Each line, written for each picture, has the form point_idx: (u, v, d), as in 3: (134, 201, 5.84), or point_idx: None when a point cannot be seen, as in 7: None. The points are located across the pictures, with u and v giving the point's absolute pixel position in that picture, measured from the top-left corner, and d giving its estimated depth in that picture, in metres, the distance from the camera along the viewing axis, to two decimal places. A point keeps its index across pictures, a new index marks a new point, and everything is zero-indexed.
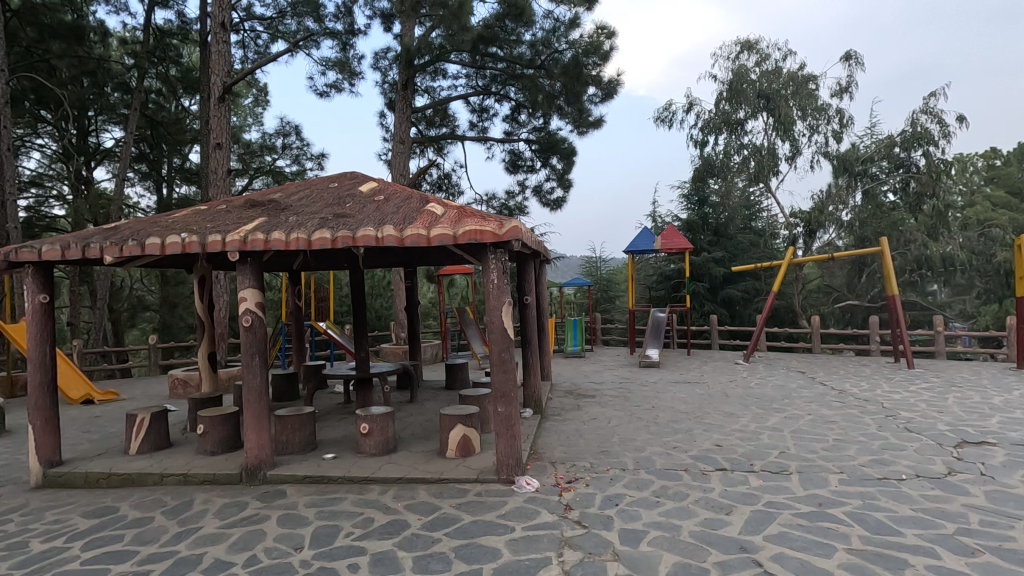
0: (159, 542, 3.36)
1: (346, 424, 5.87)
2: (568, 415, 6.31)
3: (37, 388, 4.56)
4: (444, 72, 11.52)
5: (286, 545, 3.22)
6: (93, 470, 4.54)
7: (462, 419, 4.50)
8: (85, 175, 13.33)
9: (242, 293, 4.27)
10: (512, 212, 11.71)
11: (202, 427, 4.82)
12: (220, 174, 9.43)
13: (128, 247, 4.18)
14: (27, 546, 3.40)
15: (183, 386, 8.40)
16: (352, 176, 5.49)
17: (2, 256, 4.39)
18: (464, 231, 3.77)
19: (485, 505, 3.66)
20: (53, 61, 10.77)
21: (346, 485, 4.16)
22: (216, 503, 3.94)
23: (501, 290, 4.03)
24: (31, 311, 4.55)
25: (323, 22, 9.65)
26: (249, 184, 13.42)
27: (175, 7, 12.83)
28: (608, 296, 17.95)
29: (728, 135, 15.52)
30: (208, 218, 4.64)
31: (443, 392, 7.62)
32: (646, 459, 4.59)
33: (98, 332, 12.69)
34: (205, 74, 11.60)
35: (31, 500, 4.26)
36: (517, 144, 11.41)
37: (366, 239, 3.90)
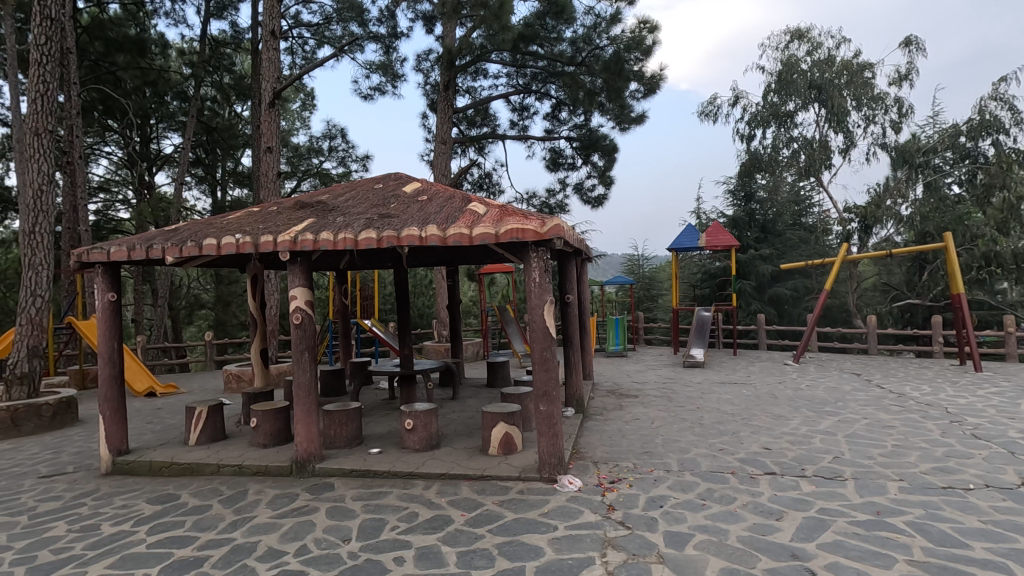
0: (217, 529, 3.52)
1: (390, 420, 5.98)
2: (611, 415, 6.25)
3: (107, 381, 4.87)
4: (485, 72, 11.63)
5: (334, 537, 3.32)
6: (156, 459, 4.80)
7: (504, 417, 4.52)
8: (147, 180, 14.12)
9: (292, 292, 4.41)
10: (552, 210, 11.66)
11: (256, 420, 5.03)
12: (270, 177, 9.76)
13: (187, 248, 4.39)
14: (98, 529, 3.63)
15: (238, 380, 8.78)
16: (397, 177, 5.60)
17: (75, 257, 4.69)
18: (506, 231, 3.78)
19: (526, 503, 3.66)
20: (118, 74, 11.49)
21: (391, 479, 4.25)
22: (268, 494, 4.09)
23: (543, 288, 4.02)
24: (101, 308, 4.85)
25: (367, 26, 9.88)
26: (298, 186, 13.91)
27: (229, 17, 13.40)
28: (651, 295, 17.68)
29: (777, 128, 15.00)
30: (260, 220, 4.82)
31: (484, 389, 7.69)
32: (691, 461, 4.50)
33: (160, 328, 13.41)
34: (257, 80, 12.09)
35: (100, 486, 4.54)
36: (558, 142, 11.38)
37: (410, 239, 3.96)
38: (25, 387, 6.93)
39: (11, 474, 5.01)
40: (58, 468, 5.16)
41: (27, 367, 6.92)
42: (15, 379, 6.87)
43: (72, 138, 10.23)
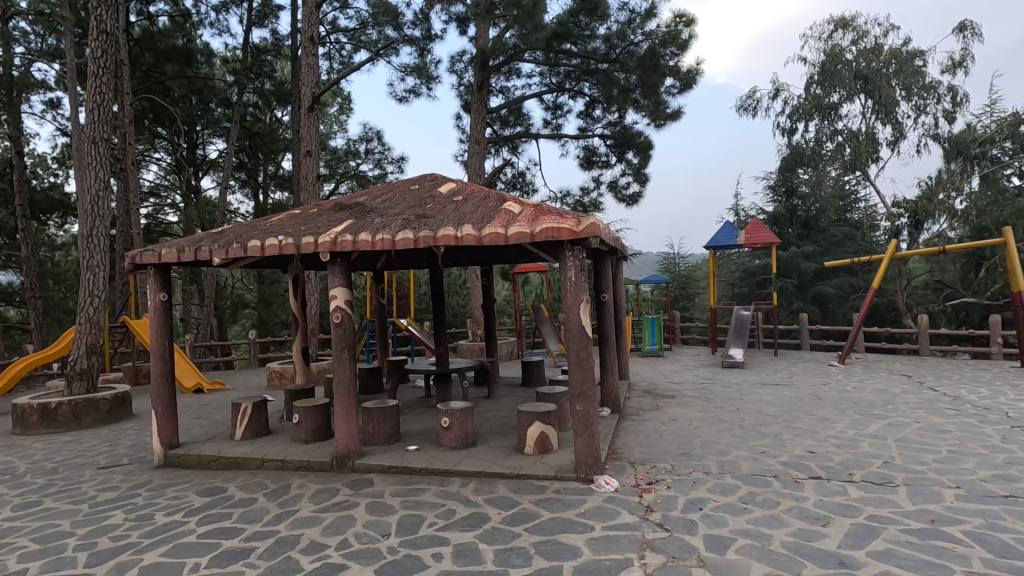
0: (262, 522, 3.64)
1: (426, 418, 6.05)
2: (647, 415, 6.17)
3: (160, 377, 5.09)
4: (518, 71, 11.64)
5: (374, 532, 3.38)
6: (205, 452, 5.00)
7: (539, 416, 4.52)
8: (194, 184, 14.69)
9: (332, 291, 4.52)
10: (586, 209, 11.58)
11: (297, 416, 5.18)
12: (310, 180, 10.00)
13: (233, 250, 4.55)
14: (153, 518, 3.81)
15: (280, 378, 9.05)
16: (433, 178, 5.66)
17: (130, 260, 4.92)
18: (541, 229, 3.78)
19: (563, 503, 3.65)
20: (167, 83, 12.04)
21: (428, 476, 4.31)
22: (310, 488, 4.20)
23: (578, 288, 4.00)
24: (153, 307, 5.07)
25: (402, 29, 10.01)
26: (336, 189, 14.24)
27: (269, 25, 13.81)
28: (687, 294, 17.37)
29: (820, 121, 14.52)
30: (301, 222, 4.95)
31: (519, 388, 7.70)
32: (731, 463, 4.41)
33: (207, 327, 13.94)
34: (297, 85, 12.42)
35: (153, 478, 4.75)
36: (591, 140, 11.29)
37: (446, 239, 4.01)
38: (84, 382, 7.30)
39: (73, 465, 5.30)
40: (115, 459, 5.43)
41: (86, 364, 7.28)
42: (76, 374, 7.24)
43: (125, 146, 10.76)
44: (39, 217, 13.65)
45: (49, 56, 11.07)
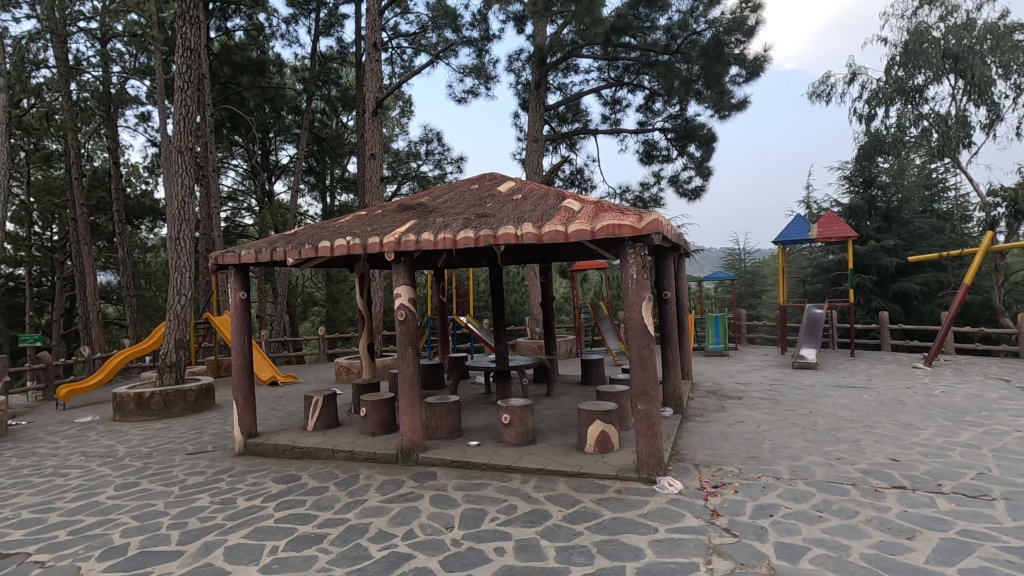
0: (333, 510, 3.81)
1: (487, 413, 6.14)
2: (712, 417, 5.98)
3: (240, 370, 5.44)
4: (576, 67, 11.53)
5: (438, 524, 3.47)
6: (280, 442, 5.29)
7: (600, 415, 4.48)
8: (268, 189, 15.55)
9: (397, 290, 4.67)
10: (646, 204, 11.33)
11: (365, 410, 5.39)
12: (374, 181, 10.33)
13: (305, 251, 4.78)
14: (235, 502, 4.08)
15: (347, 372, 9.46)
16: (493, 177, 5.72)
17: (213, 261, 5.28)
18: (602, 227, 3.75)
19: (625, 503, 3.61)
20: (243, 93, 12.86)
21: (489, 471, 4.38)
22: (377, 479, 4.37)
23: (640, 285, 3.92)
24: (234, 305, 5.42)
25: (461, 31, 10.16)
26: (398, 190, 14.69)
27: (335, 34, 14.38)
28: (754, 291, 16.71)
29: (903, 105, 13.55)
30: (367, 223, 5.14)
31: (578, 386, 7.66)
32: (803, 469, 4.21)
33: (280, 323, 14.75)
34: (361, 91, 12.87)
35: (235, 464, 5.09)
36: (652, 134, 11.04)
37: (507, 238, 4.04)
38: (173, 374, 7.91)
39: (165, 450, 5.77)
40: (201, 446, 5.86)
41: (174, 357, 7.89)
42: (166, 367, 7.85)
43: (207, 154, 11.56)
44: (133, 222, 14.91)
45: (141, 73, 12.04)
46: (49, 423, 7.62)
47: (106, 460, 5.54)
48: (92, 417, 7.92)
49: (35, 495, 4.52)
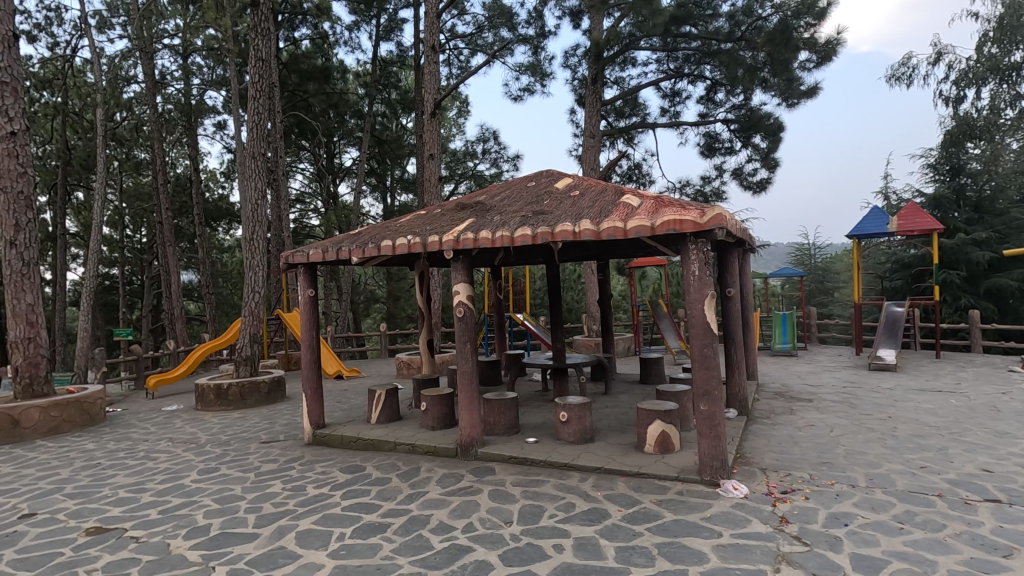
0: (395, 500, 3.94)
1: (544, 411, 6.15)
2: (779, 419, 5.72)
3: (309, 364, 5.71)
4: (634, 60, 11.31)
5: (497, 518, 3.51)
6: (346, 433, 5.52)
7: (660, 415, 4.38)
8: (332, 190, 16.22)
9: (456, 287, 4.76)
10: (708, 198, 10.97)
11: (425, 404, 5.52)
12: (433, 181, 10.53)
13: (369, 250, 4.94)
14: (305, 490, 4.29)
15: (408, 368, 9.73)
16: (549, 174, 5.71)
17: (284, 260, 5.56)
18: (662, 222, 3.68)
19: (687, 505, 3.52)
20: (309, 100, 13.46)
21: (547, 468, 4.38)
22: (437, 472, 4.47)
23: (702, 281, 3.81)
24: (303, 302, 5.69)
25: (517, 29, 10.20)
26: (455, 189, 14.95)
27: (394, 38, 14.76)
28: (825, 288, 15.84)
29: (997, 85, 12.43)
30: (427, 222, 5.26)
31: (637, 385, 7.53)
32: (881, 477, 3.96)
33: (344, 319, 15.36)
34: (420, 93, 13.16)
35: (305, 454, 5.35)
36: (713, 126, 10.66)
37: (564, 235, 4.02)
38: (248, 367, 8.40)
39: (242, 438, 6.13)
40: (274, 435, 6.20)
41: (249, 351, 8.38)
42: (242, 360, 8.36)
43: (277, 159, 12.19)
44: (212, 224, 15.96)
45: (217, 84, 12.84)
46: (141, 410, 8.29)
47: (190, 446, 5.96)
48: (177, 405, 8.54)
49: (130, 476, 4.93)
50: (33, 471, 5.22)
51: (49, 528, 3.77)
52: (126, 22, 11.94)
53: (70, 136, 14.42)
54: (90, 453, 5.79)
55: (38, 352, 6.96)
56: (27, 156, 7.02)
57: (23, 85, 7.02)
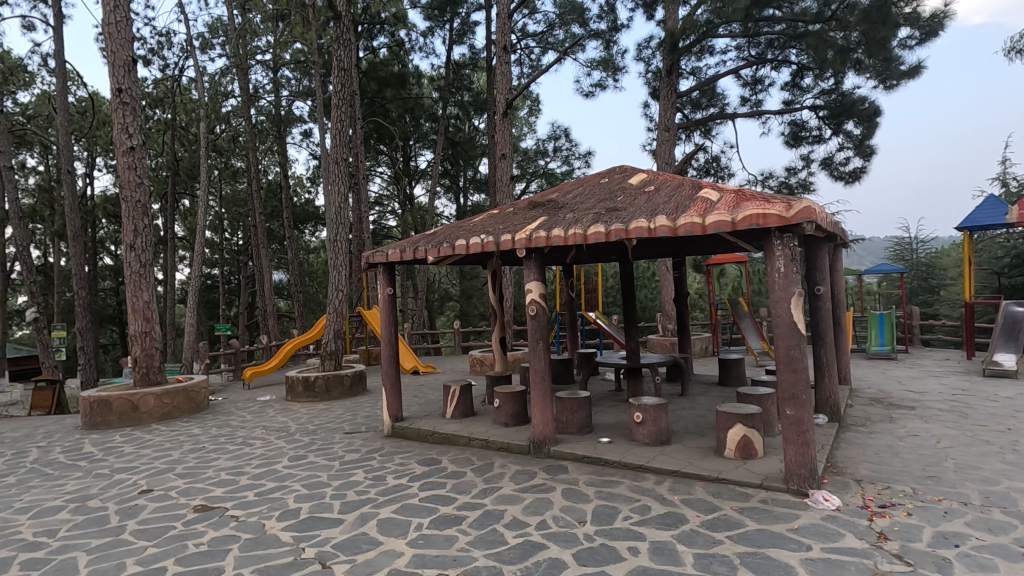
0: (470, 494, 4.02)
1: (618, 411, 6.05)
2: (877, 428, 5.29)
3: (388, 359, 5.94)
4: (711, 48, 10.85)
5: (571, 517, 3.50)
6: (422, 427, 5.70)
7: (742, 418, 4.18)
8: (409, 192, 16.82)
9: (528, 285, 4.78)
10: (794, 190, 10.33)
11: (498, 401, 5.59)
12: (504, 181, 10.64)
13: (443, 249, 5.07)
14: (385, 480, 4.48)
15: (481, 364, 9.91)
16: (623, 170, 5.60)
17: (365, 260, 5.82)
18: (744, 217, 3.50)
19: (772, 515, 3.34)
20: (387, 105, 14.02)
21: (622, 469, 4.31)
22: (511, 468, 4.52)
23: (789, 279, 3.59)
24: (383, 300, 5.93)
25: (588, 25, 10.10)
26: (527, 188, 15.06)
27: (467, 41, 15.04)
28: (929, 286, 14.47)
29: None
30: (499, 221, 5.32)
31: (716, 387, 7.23)
32: (999, 496, 3.56)
33: (420, 317, 15.88)
34: (492, 94, 13.34)
35: (384, 445, 5.59)
36: (800, 113, 10.02)
37: (639, 232, 3.93)
38: (333, 361, 8.89)
39: (328, 428, 6.50)
40: (356, 427, 6.52)
41: (333, 346, 8.86)
42: (327, 354, 8.85)
43: (358, 163, 12.80)
44: (299, 227, 17.03)
45: (304, 94, 13.67)
46: (239, 399, 8.99)
47: (281, 434, 6.39)
48: (270, 396, 9.18)
49: (230, 460, 5.36)
50: (149, 452, 5.80)
51: (164, 503, 4.19)
52: (224, 42, 12.97)
53: (178, 149, 15.88)
54: (196, 438, 6.36)
55: (153, 344, 7.72)
56: (144, 168, 7.80)
57: (140, 103, 7.79)
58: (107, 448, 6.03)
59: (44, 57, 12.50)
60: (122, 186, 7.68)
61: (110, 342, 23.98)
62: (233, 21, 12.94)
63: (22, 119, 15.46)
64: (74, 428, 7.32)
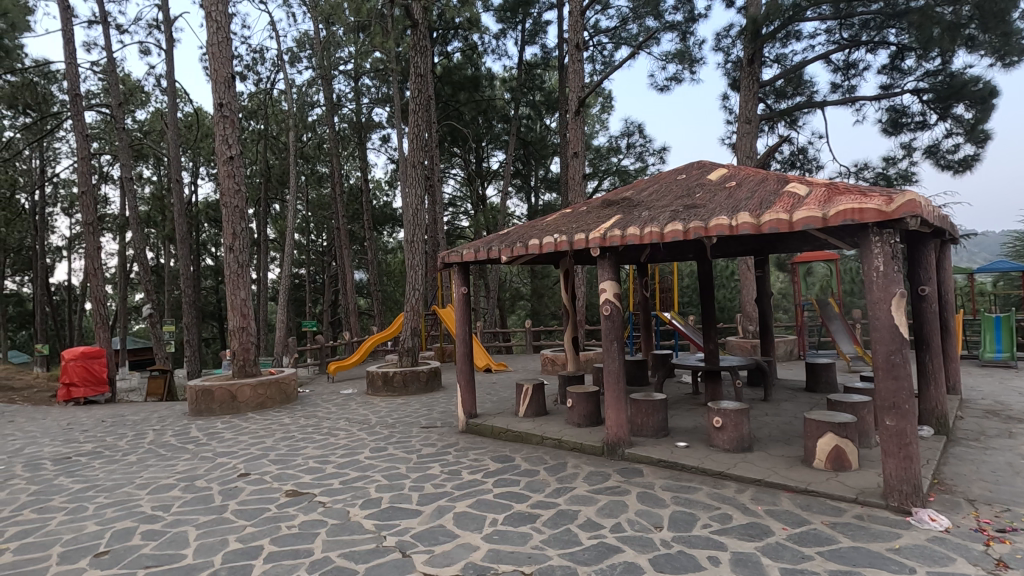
0: (543, 493, 4.03)
1: (695, 415, 5.85)
2: (993, 443, 4.77)
3: (463, 357, 6.08)
4: (798, 33, 10.19)
5: (647, 521, 3.43)
6: (495, 424, 5.79)
7: (833, 427, 3.91)
8: (481, 193, 17.13)
9: (602, 285, 4.72)
10: (893, 182, 9.51)
11: (571, 401, 5.56)
12: (577, 179, 10.54)
13: (517, 248, 5.12)
14: (460, 475, 4.59)
15: (553, 364, 9.92)
16: (701, 165, 5.41)
17: (441, 261, 5.98)
18: (836, 213, 3.28)
19: (869, 532, 3.11)
20: (460, 108, 14.34)
21: (700, 475, 4.17)
22: (584, 469, 4.50)
23: (889, 279, 3.31)
24: (458, 299, 6.08)
25: (663, 17, 9.82)
26: (599, 186, 14.91)
27: (539, 41, 15.08)
28: None
29: None
30: (573, 220, 5.29)
31: (803, 393, 6.81)
32: None
33: (492, 315, 16.12)
34: (564, 93, 13.30)
35: (459, 441, 5.73)
36: (899, 98, 9.23)
37: (719, 229, 3.78)
38: (410, 357, 9.21)
39: (405, 422, 6.75)
40: (432, 421, 6.73)
41: (410, 343, 9.19)
42: (405, 351, 9.19)
43: (433, 166, 13.20)
44: (378, 228, 17.81)
45: (383, 101, 14.28)
46: (324, 392, 9.54)
47: (363, 426, 6.72)
48: (352, 389, 9.66)
49: (317, 449, 5.69)
50: (246, 438, 6.28)
51: (260, 487, 4.52)
52: (311, 55, 13.78)
53: (270, 157, 17.09)
54: (287, 427, 6.81)
55: (249, 339, 8.34)
56: (241, 176, 8.43)
57: (238, 116, 8.44)
58: (211, 433, 6.60)
59: (157, 78, 13.83)
60: (223, 193, 8.35)
61: (211, 336, 26.16)
62: (318, 35, 13.71)
63: (139, 135, 17.23)
64: (182, 414, 8.06)
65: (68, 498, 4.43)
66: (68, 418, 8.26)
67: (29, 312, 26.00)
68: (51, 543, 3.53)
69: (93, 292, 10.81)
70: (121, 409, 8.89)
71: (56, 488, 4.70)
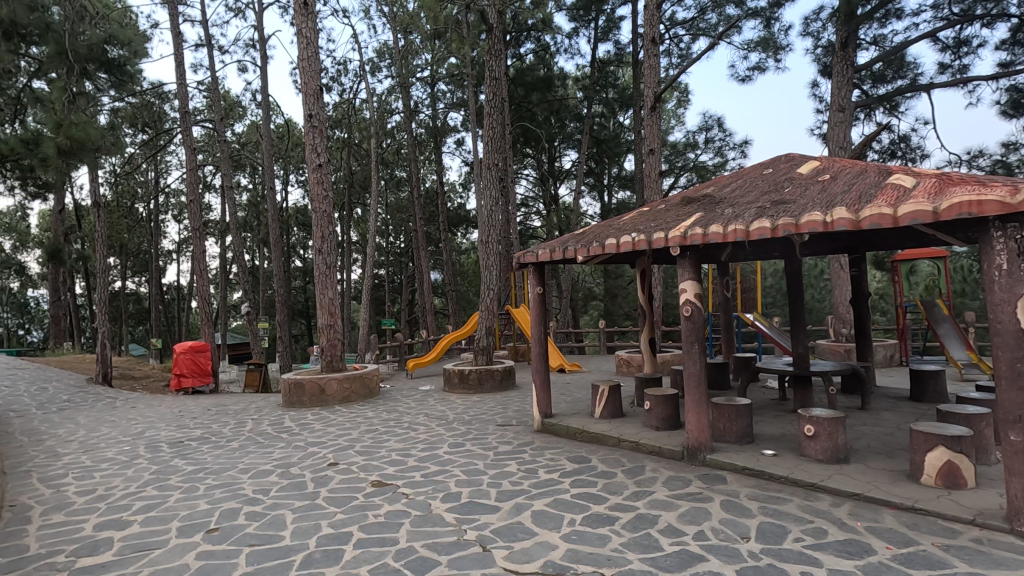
0: (622, 495, 3.98)
1: (783, 422, 5.54)
2: None
3: (538, 357, 6.11)
4: (899, 12, 9.39)
5: (733, 531, 3.29)
6: (570, 425, 5.77)
7: (945, 441, 3.58)
8: (553, 193, 17.15)
9: (682, 285, 4.57)
10: (1013, 170, 8.54)
11: (649, 403, 5.45)
12: (652, 176, 10.27)
13: (593, 248, 5.06)
14: (538, 474, 4.61)
15: (628, 365, 9.75)
16: (789, 159, 5.11)
17: (516, 261, 6.01)
18: (949, 206, 3.00)
19: (991, 558, 2.81)
20: (533, 108, 14.50)
21: (790, 486, 3.95)
22: (663, 473, 4.39)
23: (1014, 279, 2.97)
24: (534, 300, 6.11)
25: (745, 4, 9.37)
26: (676, 182, 14.51)
27: (613, 38, 14.85)
28: None
29: None
30: (650, 219, 5.16)
31: (906, 403, 6.26)
32: None
33: (564, 315, 16.10)
34: (639, 88, 13.04)
35: (536, 440, 5.75)
36: (1021, 76, 8.27)
37: (813, 226, 3.57)
38: (485, 356, 9.36)
39: (482, 420, 6.88)
40: (507, 420, 6.82)
41: (486, 342, 9.34)
42: (480, 350, 9.36)
43: (506, 167, 13.39)
44: (453, 229, 18.29)
45: (458, 105, 14.66)
46: (404, 388, 9.88)
47: (442, 422, 6.92)
48: (430, 386, 9.97)
49: (399, 443, 5.92)
50: (334, 429, 6.66)
51: (348, 476, 4.78)
52: (390, 64, 14.38)
53: (353, 163, 18.04)
54: (371, 420, 7.15)
55: (336, 336, 8.83)
56: (328, 182, 8.93)
57: (325, 126, 8.95)
58: (302, 424, 7.04)
59: (253, 92, 14.99)
60: (313, 199, 8.89)
61: (300, 332, 27.90)
62: (397, 44, 14.28)
63: (238, 146, 18.73)
64: (276, 405, 8.65)
65: (183, 478, 4.89)
66: (179, 406, 9.10)
67: (146, 309, 28.89)
68: (170, 518, 3.91)
69: (199, 291, 11.83)
70: (223, 399, 9.66)
71: (173, 468, 5.21)
